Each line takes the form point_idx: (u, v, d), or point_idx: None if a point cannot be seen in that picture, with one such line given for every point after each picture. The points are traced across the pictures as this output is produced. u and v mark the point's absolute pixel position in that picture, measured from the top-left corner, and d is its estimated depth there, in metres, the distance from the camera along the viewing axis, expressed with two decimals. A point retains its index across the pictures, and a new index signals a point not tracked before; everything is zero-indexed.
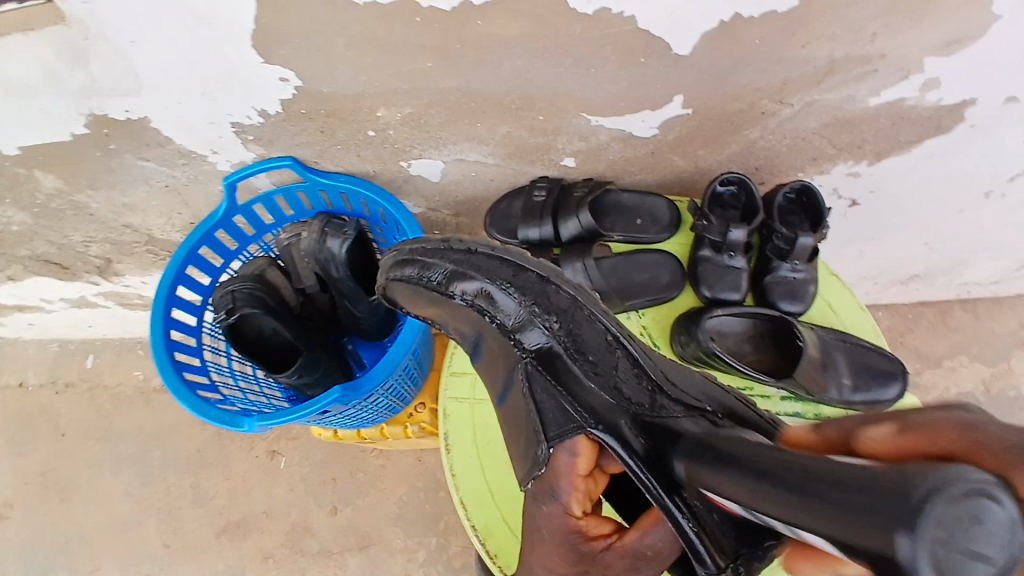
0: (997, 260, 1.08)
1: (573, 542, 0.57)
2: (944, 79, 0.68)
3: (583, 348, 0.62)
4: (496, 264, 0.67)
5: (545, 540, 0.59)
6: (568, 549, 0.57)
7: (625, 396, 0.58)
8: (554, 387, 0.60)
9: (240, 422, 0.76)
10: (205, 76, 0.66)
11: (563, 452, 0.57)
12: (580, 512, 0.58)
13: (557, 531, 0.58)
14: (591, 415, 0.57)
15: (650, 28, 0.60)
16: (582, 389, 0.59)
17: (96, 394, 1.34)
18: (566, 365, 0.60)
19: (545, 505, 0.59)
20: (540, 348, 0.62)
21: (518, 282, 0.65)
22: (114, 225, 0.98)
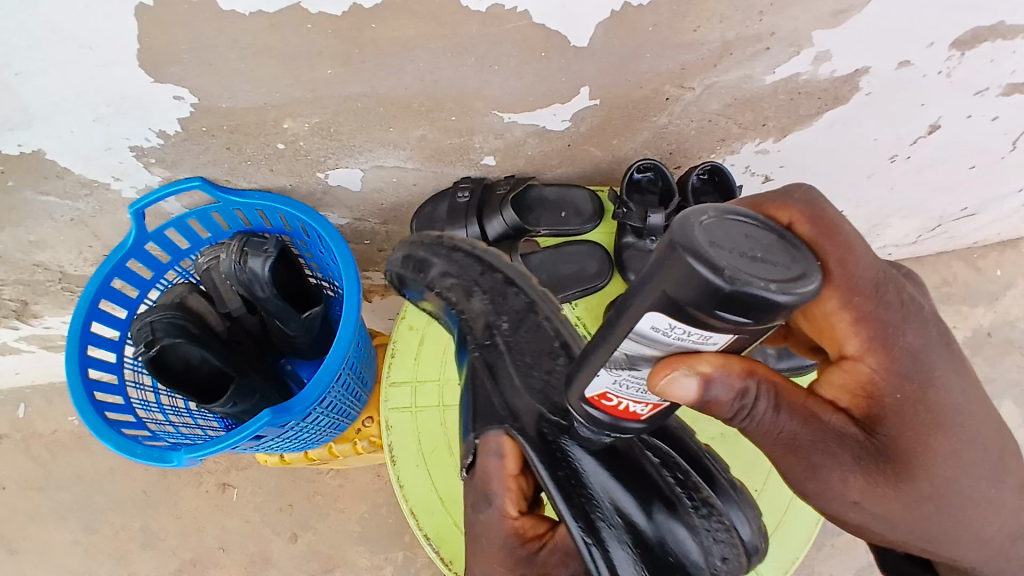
0: (911, 221, 1.14)
1: (509, 546, 0.57)
2: (833, 52, 0.71)
3: (525, 351, 0.66)
4: (470, 263, 0.73)
5: (483, 548, 0.59)
6: (506, 555, 0.57)
7: (550, 400, 0.61)
8: (493, 383, 0.64)
9: (168, 457, 0.73)
10: (95, 102, 0.63)
11: (492, 455, 0.61)
12: (515, 512, 0.59)
13: (495, 539, 0.58)
14: (511, 414, 0.62)
15: (545, 22, 0.61)
16: (513, 390, 0.63)
17: (27, 445, 1.27)
18: (504, 363, 0.65)
19: (483, 510, 0.60)
20: (490, 346, 0.68)
21: (484, 282, 0.71)
22: (23, 265, 0.93)
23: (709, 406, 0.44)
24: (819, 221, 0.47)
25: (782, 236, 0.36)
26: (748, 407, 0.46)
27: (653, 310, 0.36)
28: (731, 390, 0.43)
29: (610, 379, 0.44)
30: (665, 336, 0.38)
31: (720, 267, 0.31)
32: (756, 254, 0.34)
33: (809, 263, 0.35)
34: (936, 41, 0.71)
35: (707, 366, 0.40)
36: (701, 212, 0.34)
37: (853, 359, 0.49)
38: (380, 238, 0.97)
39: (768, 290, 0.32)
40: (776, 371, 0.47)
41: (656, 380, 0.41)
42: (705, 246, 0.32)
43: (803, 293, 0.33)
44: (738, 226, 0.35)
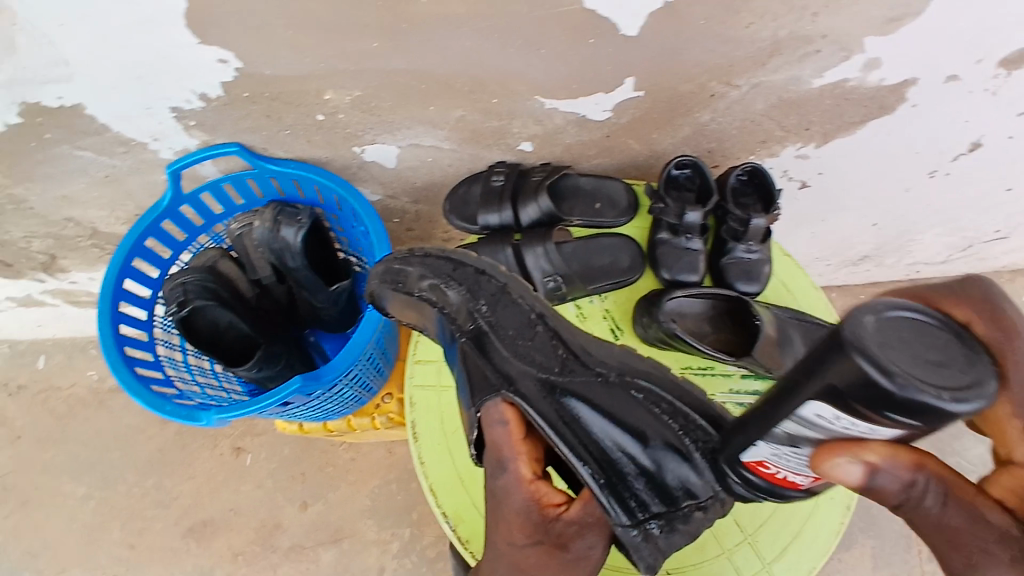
0: (947, 237, 1.12)
1: (526, 509, 0.59)
2: (884, 59, 0.69)
3: (507, 325, 0.63)
4: (441, 263, 0.69)
5: (499, 509, 0.60)
6: (523, 517, 0.59)
7: (539, 362, 0.61)
8: (482, 361, 0.62)
9: (197, 415, 0.74)
10: (139, 60, 0.63)
11: (495, 424, 0.60)
12: (531, 476, 0.60)
13: (512, 502, 0.59)
14: (505, 379, 0.60)
15: (595, 7, 0.60)
16: (500, 357, 0.61)
17: (47, 397, 1.30)
18: (491, 339, 0.62)
19: (499, 477, 0.60)
20: (472, 327, 0.64)
21: (457, 276, 0.68)
22: (57, 220, 0.94)
23: (874, 492, 0.43)
24: (1000, 323, 0.40)
25: (958, 335, 0.36)
26: (913, 498, 0.44)
27: (814, 400, 0.38)
28: (899, 479, 0.42)
29: (769, 452, 0.45)
30: (829, 424, 0.39)
31: (891, 371, 0.33)
32: (931, 358, 0.34)
33: (985, 369, 0.35)
34: (984, 58, 0.68)
35: (875, 455, 0.40)
36: (885, 303, 0.35)
37: (986, 434, 0.44)
38: (409, 217, 0.97)
39: (938, 396, 0.33)
40: (945, 463, 0.45)
41: (819, 462, 0.42)
42: (875, 346, 0.34)
43: (975, 403, 0.33)
44: (907, 325, 0.35)
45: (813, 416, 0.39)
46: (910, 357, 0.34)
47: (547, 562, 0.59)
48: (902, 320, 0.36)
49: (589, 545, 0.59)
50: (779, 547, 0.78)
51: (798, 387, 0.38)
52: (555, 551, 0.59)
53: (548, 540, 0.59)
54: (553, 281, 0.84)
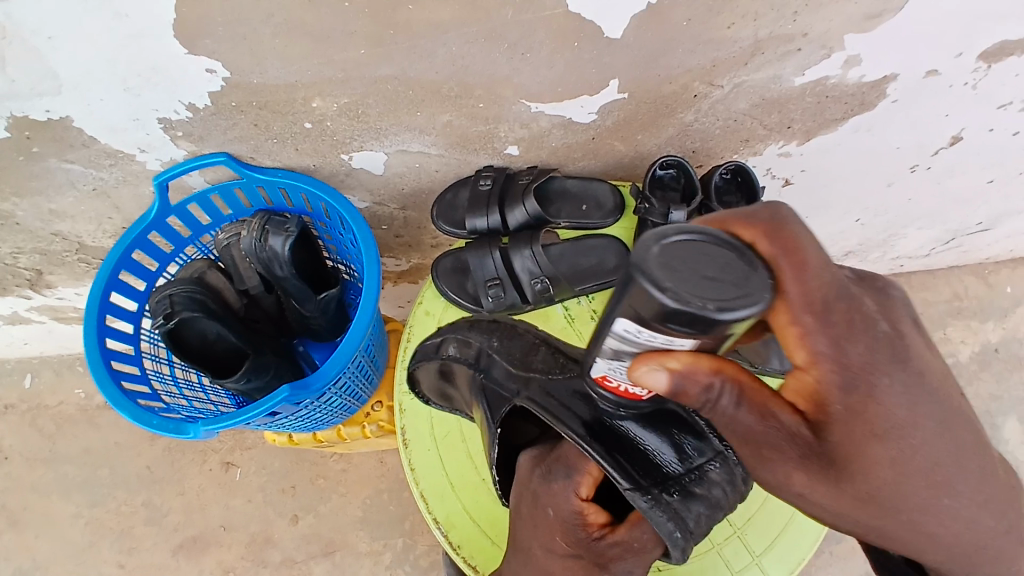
0: (927, 232, 1.14)
1: (571, 523, 0.60)
2: (863, 56, 0.71)
3: (525, 358, 0.74)
4: (481, 323, 0.81)
5: (543, 519, 0.61)
6: (567, 531, 0.59)
7: (544, 375, 0.69)
8: (503, 384, 0.71)
9: (185, 428, 0.73)
10: (126, 71, 0.63)
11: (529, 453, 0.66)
12: (586, 495, 0.60)
13: (562, 510, 0.60)
14: (518, 388, 0.69)
15: (580, 11, 0.61)
16: (505, 373, 0.72)
17: (35, 415, 1.28)
18: (506, 368, 0.73)
19: (553, 481, 0.61)
20: (495, 362, 0.74)
21: (488, 328, 0.80)
22: (42, 234, 0.93)
23: (680, 397, 0.47)
24: (779, 239, 0.44)
25: (740, 254, 0.40)
26: (712, 402, 0.48)
27: (622, 317, 0.42)
28: (699, 384, 0.46)
29: (606, 366, 0.51)
30: (637, 338, 0.42)
31: (663, 285, 0.37)
32: (708, 274, 0.38)
33: (756, 282, 0.39)
34: (964, 51, 0.70)
35: (677, 363, 0.44)
36: (665, 230, 0.39)
37: (803, 369, 0.49)
38: (398, 224, 0.98)
39: (705, 307, 0.37)
40: (743, 369, 0.49)
41: (635, 371, 0.46)
42: (654, 267, 0.38)
43: (743, 312, 0.37)
44: (690, 246, 0.39)
45: (629, 333, 0.42)
46: (691, 274, 0.38)
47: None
48: (687, 241, 0.39)
49: (628, 569, 0.58)
50: (768, 542, 0.79)
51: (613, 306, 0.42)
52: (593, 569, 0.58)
53: (590, 556, 0.59)
54: (541, 283, 0.85)
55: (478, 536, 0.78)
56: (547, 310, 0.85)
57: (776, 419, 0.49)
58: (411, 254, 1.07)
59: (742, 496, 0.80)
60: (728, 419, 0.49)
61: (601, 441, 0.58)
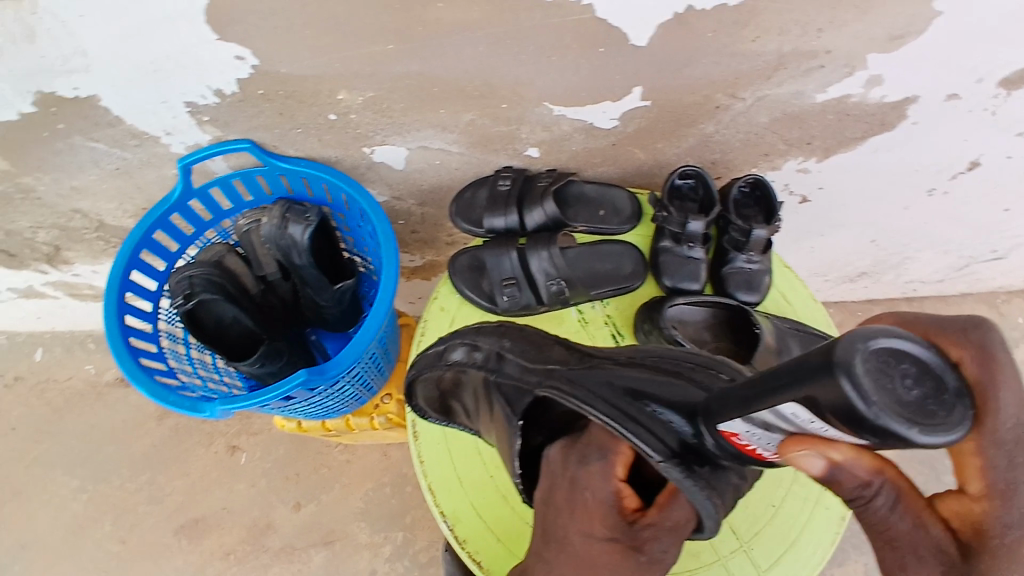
0: (941, 256, 1.13)
1: (610, 503, 0.57)
2: (886, 76, 0.70)
3: (540, 352, 0.72)
4: (490, 327, 0.79)
5: (579, 501, 0.58)
6: (608, 513, 0.57)
7: (560, 364, 0.68)
8: (519, 375, 0.69)
9: (201, 406, 0.74)
10: (156, 54, 0.64)
11: (555, 447, 0.63)
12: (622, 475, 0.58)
13: (599, 493, 0.57)
14: (535, 378, 0.67)
15: (606, 17, 0.61)
16: (524, 368, 0.69)
17: (44, 389, 1.30)
18: (518, 361, 0.71)
19: (589, 464, 0.58)
20: (505, 361, 0.72)
21: (496, 330, 0.78)
22: (64, 211, 0.94)
23: (832, 485, 0.46)
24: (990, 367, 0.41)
25: (941, 373, 0.37)
26: (866, 498, 0.47)
27: (795, 402, 0.39)
28: (857, 478, 0.45)
29: (743, 429, 0.48)
30: (802, 422, 0.41)
31: (870, 398, 0.34)
32: (915, 393, 0.35)
33: (956, 413, 0.36)
34: (985, 78, 0.70)
35: (840, 455, 0.43)
36: (874, 333, 0.36)
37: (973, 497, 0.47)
38: (415, 220, 0.98)
39: (909, 430, 0.34)
40: (902, 472, 0.48)
41: (788, 451, 0.44)
42: (864, 378, 0.35)
43: (941, 440, 0.35)
44: (901, 357, 0.36)
45: (795, 410, 0.40)
46: (893, 391, 0.35)
47: (618, 565, 0.56)
48: (896, 351, 0.36)
49: (664, 550, 0.56)
50: (773, 555, 0.78)
51: (783, 386, 0.40)
52: (628, 552, 0.56)
53: (626, 539, 0.56)
54: (557, 285, 0.85)
55: (484, 531, 0.79)
56: (561, 312, 0.86)
57: (910, 514, 0.48)
58: (426, 250, 1.08)
59: (748, 510, 0.80)
60: (880, 519, 0.49)
61: (631, 413, 0.57)
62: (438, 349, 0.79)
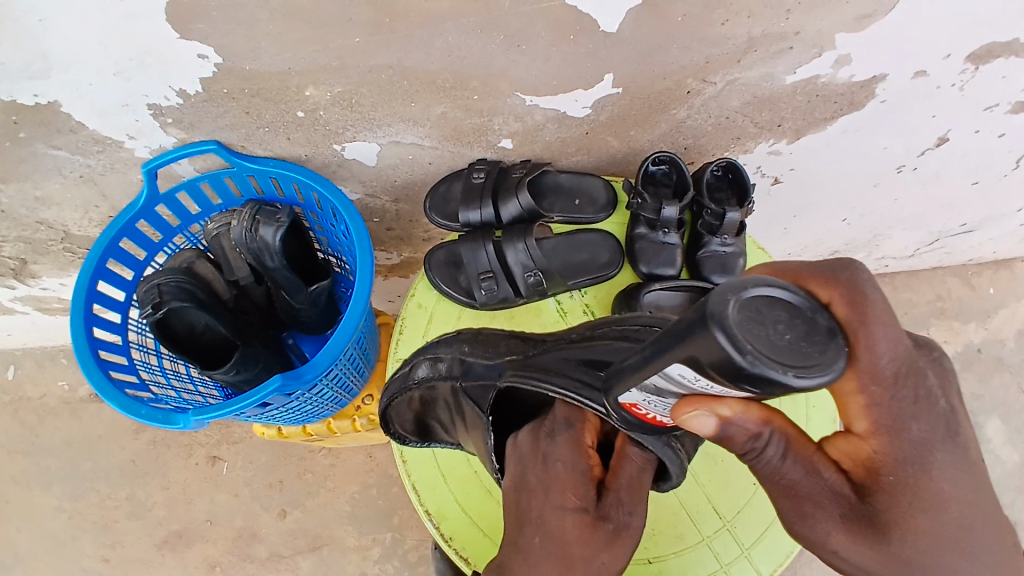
0: (910, 233, 1.15)
1: (581, 469, 0.61)
2: (854, 56, 0.71)
3: (496, 343, 0.74)
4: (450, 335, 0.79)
5: (552, 474, 0.61)
6: (580, 478, 0.61)
7: (520, 352, 0.70)
8: (484, 375, 0.71)
9: (174, 419, 0.72)
10: (117, 55, 0.62)
11: (522, 435, 0.67)
12: (589, 442, 0.63)
13: (573, 463, 0.61)
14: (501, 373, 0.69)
15: (577, 3, 0.61)
16: (485, 367, 0.72)
17: (16, 408, 1.26)
18: (482, 361, 0.73)
19: (557, 436, 0.63)
20: (469, 364, 0.73)
21: (457, 338, 0.78)
22: (26, 222, 0.92)
23: (726, 440, 0.49)
24: (859, 307, 0.43)
25: (812, 317, 0.37)
26: (758, 449, 0.50)
27: (679, 361, 0.39)
28: (747, 431, 0.48)
29: (641, 398, 0.49)
30: (690, 382, 0.41)
31: (744, 348, 0.34)
32: (787, 338, 0.36)
33: (832, 353, 0.36)
34: (952, 53, 0.71)
35: (728, 410, 0.45)
36: (740, 284, 0.36)
37: (860, 437, 0.50)
38: (390, 217, 0.97)
39: (784, 374, 0.34)
40: (790, 422, 0.51)
41: (680, 412, 0.46)
42: (735, 328, 0.34)
43: (818, 380, 0.35)
44: (768, 304, 0.36)
45: (685, 371, 0.39)
46: (768, 339, 0.35)
47: (587, 537, 0.58)
48: (768, 301, 0.36)
49: (629, 512, 0.60)
50: (756, 534, 0.79)
51: (670, 346, 0.40)
52: (597, 522, 0.59)
53: (595, 510, 0.60)
54: (534, 276, 0.84)
55: (469, 527, 0.78)
56: (539, 304, 0.86)
57: (804, 462, 0.51)
58: (402, 248, 1.07)
59: (730, 489, 0.80)
60: (774, 469, 0.52)
61: (585, 383, 0.59)
62: (399, 371, 0.79)
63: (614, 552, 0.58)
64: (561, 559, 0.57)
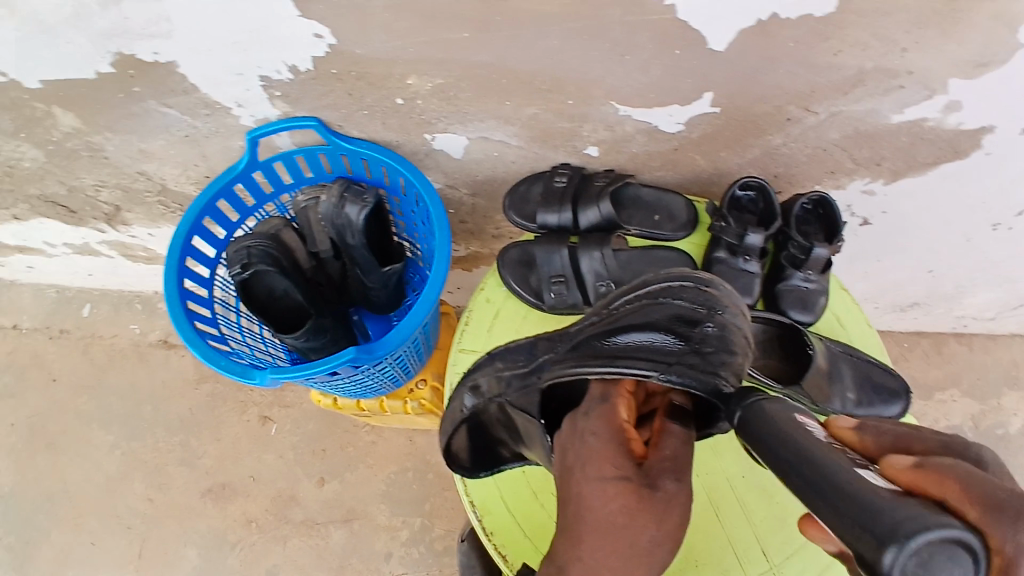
0: (998, 294, 1.09)
1: (618, 441, 0.58)
2: (965, 103, 0.68)
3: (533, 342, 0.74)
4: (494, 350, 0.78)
5: (591, 446, 0.58)
6: (615, 446, 0.57)
7: (554, 345, 0.71)
8: (524, 371, 0.70)
9: (252, 374, 0.75)
10: (240, 26, 0.66)
11: (561, 434, 0.64)
12: (625, 416, 0.60)
13: (607, 429, 0.59)
14: (537, 369, 0.69)
15: (687, 19, 0.60)
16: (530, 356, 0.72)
17: (91, 344, 1.34)
18: (525, 361, 0.71)
19: (591, 415, 0.61)
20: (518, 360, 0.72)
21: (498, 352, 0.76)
22: (128, 172, 0.97)
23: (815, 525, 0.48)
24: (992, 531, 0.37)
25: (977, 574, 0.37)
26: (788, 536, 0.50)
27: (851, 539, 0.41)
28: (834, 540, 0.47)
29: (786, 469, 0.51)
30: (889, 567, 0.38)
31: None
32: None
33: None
34: None
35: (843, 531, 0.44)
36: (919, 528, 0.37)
37: None
38: (465, 209, 0.99)
39: None
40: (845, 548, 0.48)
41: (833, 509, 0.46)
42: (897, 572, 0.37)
43: None
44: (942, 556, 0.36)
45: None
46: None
47: (636, 509, 0.54)
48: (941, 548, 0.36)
49: (677, 481, 0.56)
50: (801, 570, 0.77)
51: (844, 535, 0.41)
52: (643, 490, 0.54)
53: (638, 479, 0.55)
54: (605, 286, 0.85)
55: (511, 524, 0.79)
56: None
57: None
58: (471, 241, 1.08)
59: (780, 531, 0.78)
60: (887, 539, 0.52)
61: (679, 361, 0.64)
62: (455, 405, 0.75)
63: (664, 528, 0.55)
64: (613, 541, 0.54)
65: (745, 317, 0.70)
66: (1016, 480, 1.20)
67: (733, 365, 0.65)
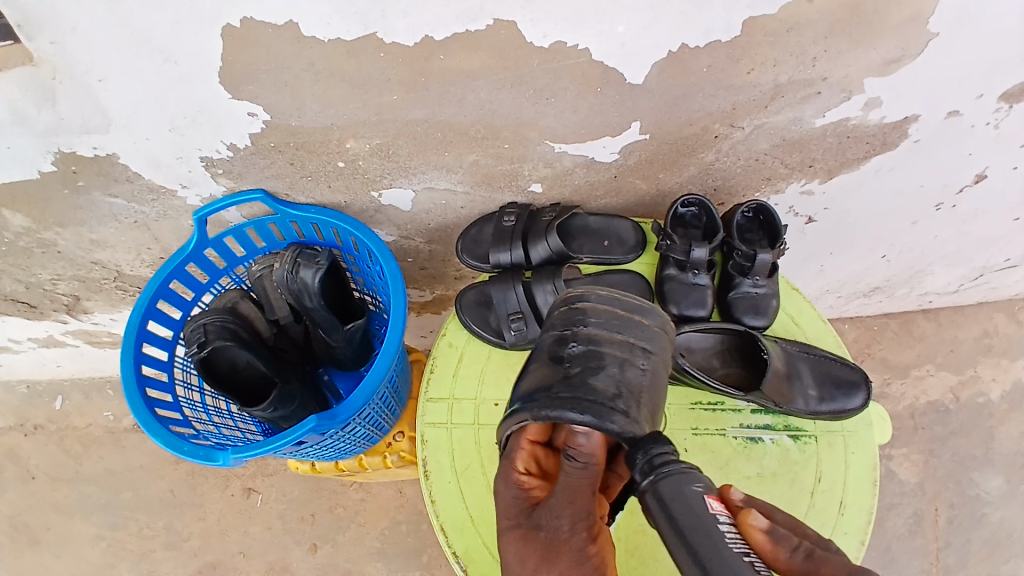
0: (951, 270, 1.13)
1: (511, 491, 0.65)
2: (884, 98, 0.72)
3: None
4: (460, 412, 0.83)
5: (498, 496, 0.66)
6: (509, 496, 0.65)
7: None
8: None
9: (215, 455, 0.75)
10: (174, 113, 0.67)
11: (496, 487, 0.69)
12: (522, 467, 0.66)
13: (503, 482, 0.66)
14: None
15: (604, 59, 0.64)
16: None
17: (64, 437, 1.31)
18: None
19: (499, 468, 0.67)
20: None
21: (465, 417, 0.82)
22: (82, 262, 0.97)
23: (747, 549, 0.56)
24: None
25: None
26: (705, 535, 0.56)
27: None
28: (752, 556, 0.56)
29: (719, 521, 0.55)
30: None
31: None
32: None
33: None
34: (985, 93, 0.71)
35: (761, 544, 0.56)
36: None
37: None
38: (423, 257, 1.00)
39: None
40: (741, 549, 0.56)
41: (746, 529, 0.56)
42: None
43: None
44: None
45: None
46: None
47: (523, 550, 0.62)
48: None
49: (558, 517, 0.61)
50: None
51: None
52: (530, 534, 0.62)
53: (527, 525, 0.63)
54: None
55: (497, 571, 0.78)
56: None
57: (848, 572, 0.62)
58: (435, 286, 1.09)
59: None
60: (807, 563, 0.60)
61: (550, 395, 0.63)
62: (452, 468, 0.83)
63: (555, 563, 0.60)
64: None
65: (625, 320, 0.65)
66: (998, 448, 1.23)
67: (603, 378, 0.62)
